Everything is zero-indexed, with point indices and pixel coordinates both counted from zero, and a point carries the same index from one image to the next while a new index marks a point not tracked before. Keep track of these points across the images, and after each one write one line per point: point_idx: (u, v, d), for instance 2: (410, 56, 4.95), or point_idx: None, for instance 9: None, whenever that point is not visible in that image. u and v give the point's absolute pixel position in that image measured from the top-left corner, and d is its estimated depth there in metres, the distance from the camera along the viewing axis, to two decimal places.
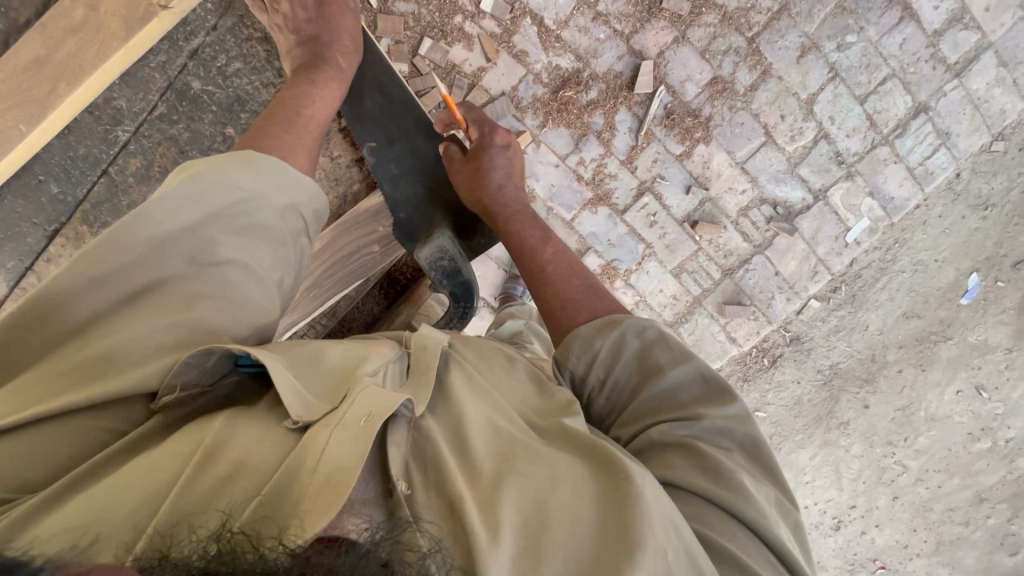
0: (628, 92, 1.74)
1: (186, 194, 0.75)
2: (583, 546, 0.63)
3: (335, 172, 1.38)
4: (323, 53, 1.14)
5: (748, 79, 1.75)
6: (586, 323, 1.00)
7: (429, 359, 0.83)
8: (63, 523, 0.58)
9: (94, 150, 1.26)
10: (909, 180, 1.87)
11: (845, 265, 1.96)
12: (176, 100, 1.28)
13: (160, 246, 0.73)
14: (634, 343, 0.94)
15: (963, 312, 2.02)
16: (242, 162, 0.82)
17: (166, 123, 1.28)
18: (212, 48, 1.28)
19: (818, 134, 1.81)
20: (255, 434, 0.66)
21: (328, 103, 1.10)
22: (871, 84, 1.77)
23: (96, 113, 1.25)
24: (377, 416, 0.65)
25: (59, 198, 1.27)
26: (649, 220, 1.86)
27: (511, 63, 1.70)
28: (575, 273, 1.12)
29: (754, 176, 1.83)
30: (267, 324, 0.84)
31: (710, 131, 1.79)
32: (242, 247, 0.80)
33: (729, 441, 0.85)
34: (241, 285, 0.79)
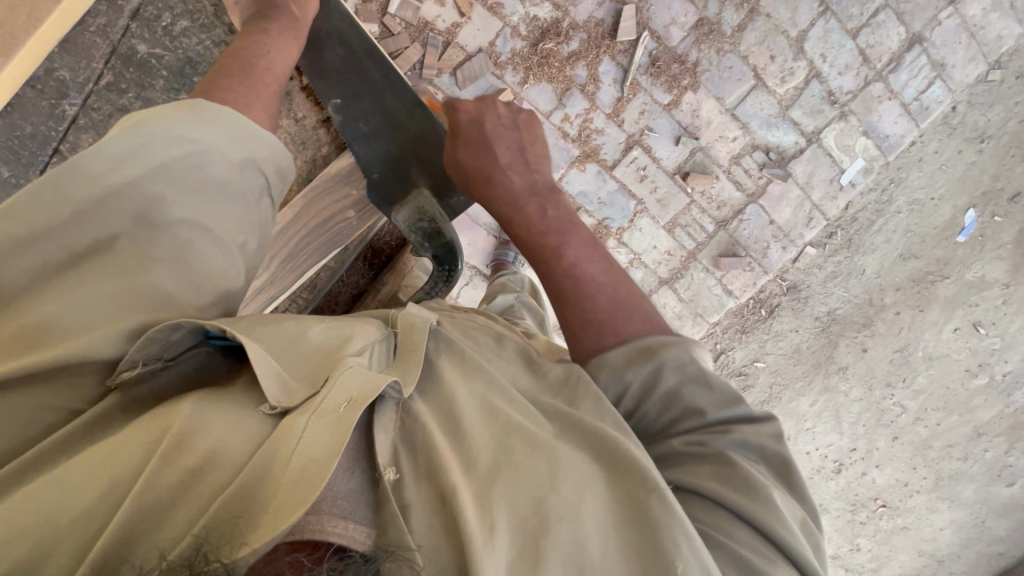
0: (611, 41, 1.66)
1: (129, 147, 0.71)
2: (586, 543, 0.61)
3: (301, 135, 1.33)
4: (273, 2, 1.07)
5: (735, 19, 1.67)
6: (614, 350, 0.82)
7: (417, 340, 0.79)
8: (18, 514, 0.54)
9: (42, 128, 1.18)
10: (905, 117, 1.81)
11: (841, 209, 1.92)
12: (122, 66, 1.20)
13: (105, 203, 0.69)
14: (673, 378, 0.79)
15: (960, 250, 2.00)
16: (190, 111, 0.77)
17: (114, 93, 1.20)
18: (154, 6, 1.20)
19: (810, 74, 1.74)
20: (230, 420, 0.63)
21: (286, 56, 1.03)
22: (863, 17, 1.70)
23: (39, 87, 1.17)
24: (358, 402, 0.62)
25: (11, 182, 1.17)
26: (639, 175, 1.81)
27: (486, 17, 1.62)
28: (604, 284, 0.89)
29: (745, 123, 1.78)
30: (232, 290, 0.79)
31: (698, 77, 1.72)
32: (197, 206, 0.75)
33: (760, 460, 0.76)
34: (196, 248, 0.74)
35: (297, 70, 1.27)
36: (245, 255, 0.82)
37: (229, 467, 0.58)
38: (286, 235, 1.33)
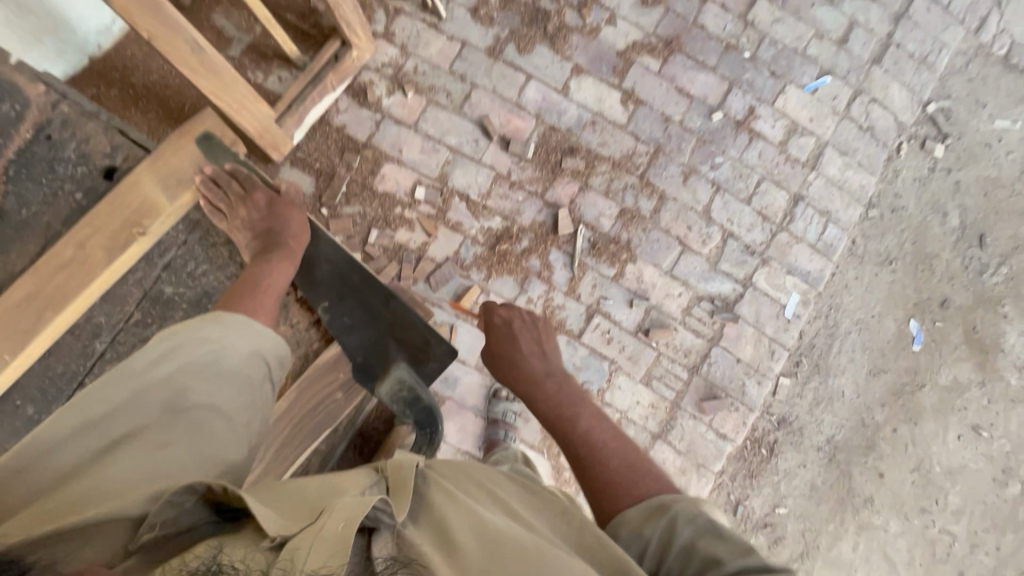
0: (554, 236, 2.00)
1: (161, 354, 0.99)
2: None
3: (295, 336, 1.49)
4: (276, 241, 1.37)
5: (649, 204, 2.06)
6: (630, 507, 0.99)
7: (405, 478, 0.83)
8: None
9: (71, 366, 1.33)
10: (817, 255, 2.11)
11: (797, 339, 2.08)
12: (150, 305, 1.40)
13: (149, 398, 0.94)
14: (689, 530, 0.90)
15: (921, 357, 2.12)
16: (212, 321, 1.07)
17: (140, 328, 1.38)
18: (182, 257, 1.45)
19: (724, 235, 2.08)
20: (241, 552, 0.63)
21: (281, 276, 1.30)
22: (749, 188, 2.12)
23: (76, 332, 1.34)
24: (354, 518, 0.66)
25: (33, 420, 1.29)
26: (605, 338, 1.98)
27: (449, 234, 1.97)
28: (616, 449, 1.15)
29: (685, 280, 2.04)
30: (235, 460, 0.94)
31: (633, 251, 2.04)
32: (213, 390, 0.99)
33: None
34: (210, 423, 0.95)
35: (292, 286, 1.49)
36: (250, 432, 1.01)
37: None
38: (280, 422, 1.39)
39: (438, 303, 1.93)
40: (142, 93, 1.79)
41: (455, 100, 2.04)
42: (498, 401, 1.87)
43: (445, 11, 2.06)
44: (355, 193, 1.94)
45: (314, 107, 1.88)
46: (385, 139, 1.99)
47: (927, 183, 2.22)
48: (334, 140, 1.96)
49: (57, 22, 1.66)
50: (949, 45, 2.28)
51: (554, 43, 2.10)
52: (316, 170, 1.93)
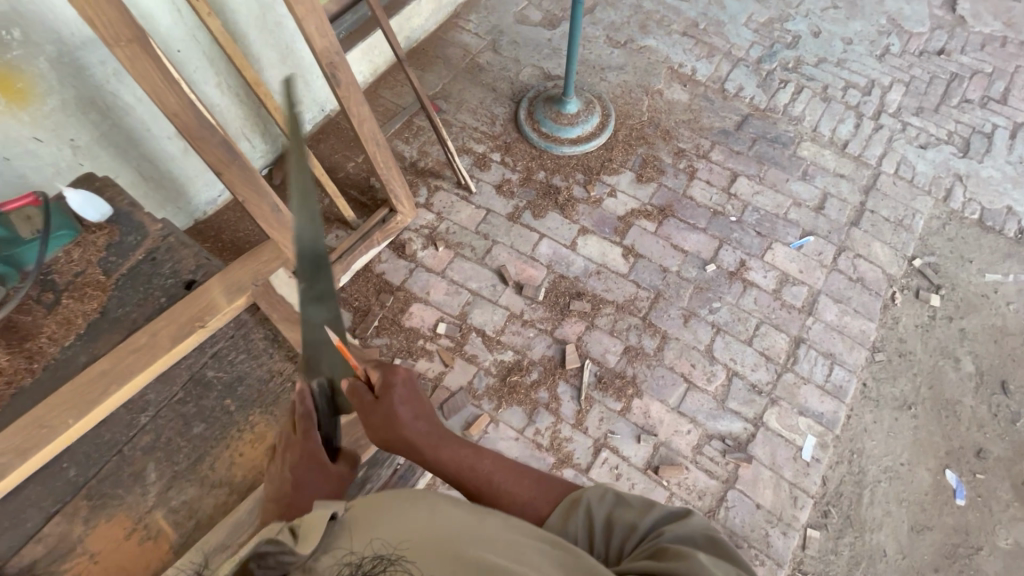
0: (562, 369, 2.14)
1: None
2: None
3: None
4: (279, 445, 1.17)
5: (653, 343, 2.21)
6: (551, 516, 1.01)
7: (319, 521, 0.75)
8: None
9: (115, 435, 1.26)
10: (827, 396, 2.12)
11: (820, 485, 1.97)
12: (192, 385, 1.34)
13: None
14: (600, 508, 0.99)
15: (969, 514, 1.93)
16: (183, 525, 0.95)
17: (180, 404, 1.31)
18: (228, 346, 1.40)
19: (729, 373, 2.15)
20: None
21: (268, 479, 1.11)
22: (749, 330, 2.24)
23: (129, 406, 1.29)
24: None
25: (72, 481, 1.21)
26: (613, 473, 1.96)
27: (465, 364, 2.15)
28: (514, 476, 1.10)
29: (693, 416, 2.06)
30: None
31: (639, 386, 2.12)
32: None
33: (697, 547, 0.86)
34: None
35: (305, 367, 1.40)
36: None
37: None
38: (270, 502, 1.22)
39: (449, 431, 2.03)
40: (229, 245, 2.30)
41: (478, 253, 2.40)
42: None
43: (475, 187, 2.55)
44: (384, 327, 2.21)
45: (360, 257, 2.27)
46: (416, 283, 2.32)
47: (930, 330, 2.28)
48: (373, 283, 2.31)
49: (186, 190, 2.22)
50: (922, 211, 2.55)
51: (564, 210, 2.51)
52: (354, 307, 2.25)
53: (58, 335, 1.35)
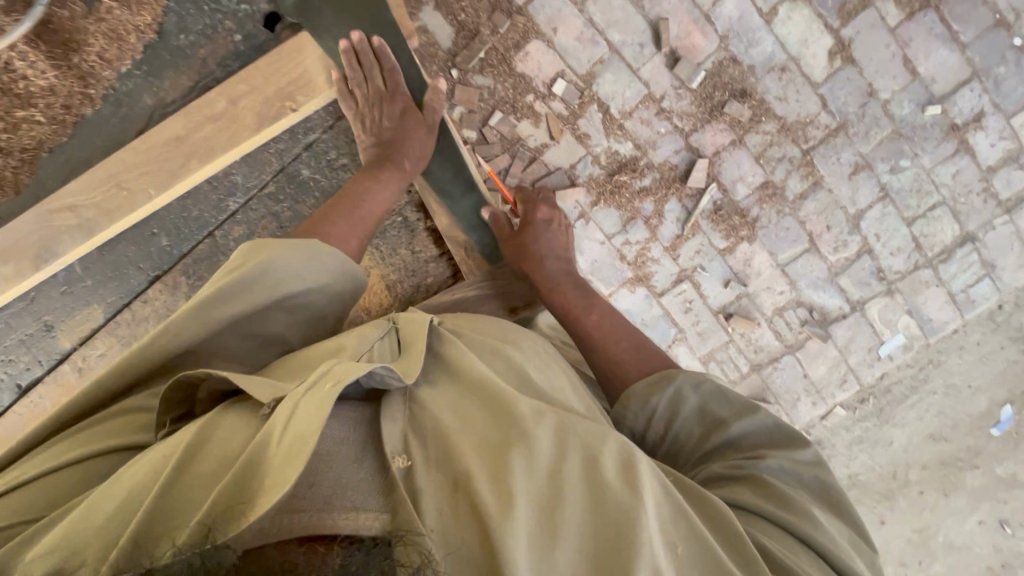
0: (680, 185, 1.81)
1: (243, 286, 0.80)
2: (579, 475, 0.66)
3: (413, 263, 1.36)
4: (390, 154, 1.22)
5: (798, 187, 1.81)
6: (638, 381, 0.96)
7: (419, 329, 0.84)
8: (176, 523, 0.55)
9: (205, 213, 1.31)
10: (950, 305, 1.88)
11: (876, 378, 1.94)
12: (285, 182, 1.33)
13: (210, 323, 0.77)
14: (693, 396, 0.91)
15: (993, 443, 1.95)
16: (293, 246, 0.86)
17: (272, 201, 1.33)
18: (324, 143, 1.34)
19: (862, 249, 1.84)
20: (238, 423, 0.65)
21: (387, 198, 1.16)
22: (920, 208, 1.82)
23: (214, 184, 1.30)
24: (343, 380, 0.64)
25: (167, 250, 1.31)
26: (684, 306, 1.90)
27: (573, 143, 1.80)
28: (619, 332, 1.10)
29: (794, 280, 1.87)
30: (300, 307, 0.86)
31: (755, 231, 1.84)
32: (291, 273, 0.84)
33: (797, 483, 0.81)
34: (305, 304, 0.87)
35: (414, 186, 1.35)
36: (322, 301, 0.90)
37: (227, 458, 0.61)
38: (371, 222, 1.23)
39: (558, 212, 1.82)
40: None
41: None
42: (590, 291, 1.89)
43: None
44: (491, 64, 1.74)
45: None
46: (543, 10, 1.71)
47: None
48: None
49: None
50: None
51: None
52: (460, 22, 1.70)
53: (112, 56, 1.23)
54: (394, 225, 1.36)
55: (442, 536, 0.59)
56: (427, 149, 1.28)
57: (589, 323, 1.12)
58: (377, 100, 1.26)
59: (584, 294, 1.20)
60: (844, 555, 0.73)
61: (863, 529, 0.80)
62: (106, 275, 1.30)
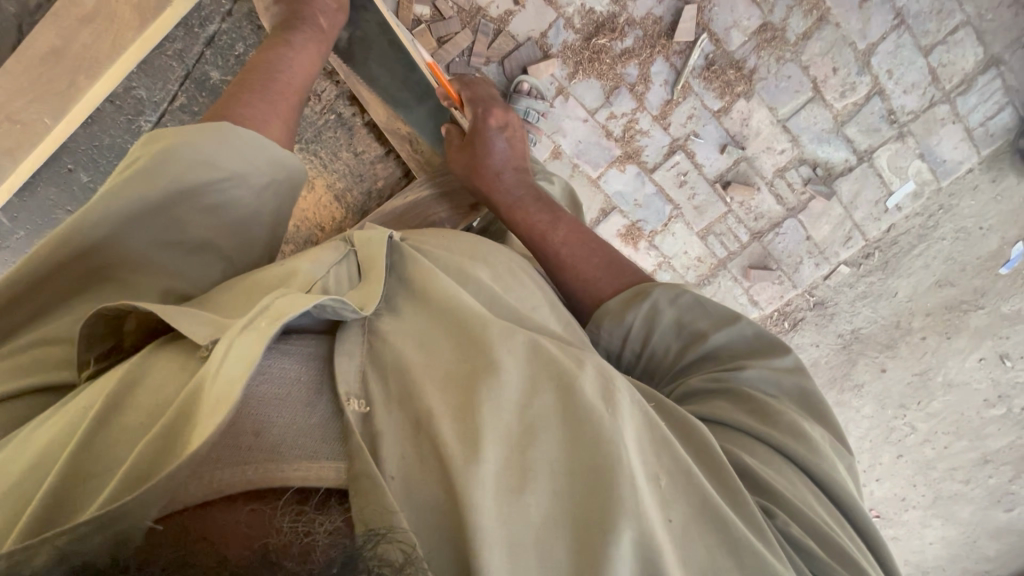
0: (667, 41, 1.61)
1: (159, 169, 0.68)
2: (552, 407, 0.62)
3: (359, 168, 1.20)
4: (299, 14, 0.96)
5: (802, 26, 1.59)
6: (612, 298, 0.92)
7: (377, 252, 0.77)
8: (91, 477, 0.50)
9: (120, 140, 1.11)
10: (966, 143, 1.73)
11: (882, 231, 1.86)
12: (196, 90, 1.12)
13: (121, 213, 0.66)
14: (669, 311, 0.87)
15: (1001, 282, 1.90)
16: (216, 134, 0.73)
17: (187, 114, 1.12)
18: (228, 35, 1.12)
19: (873, 90, 1.67)
20: (172, 366, 0.59)
21: (309, 67, 0.93)
22: (940, 33, 1.60)
23: (117, 103, 1.10)
24: (282, 317, 0.56)
25: (90, 187, 1.12)
26: (679, 179, 1.78)
27: (541, 6, 1.58)
28: (587, 248, 1.00)
29: (796, 136, 1.72)
30: (237, 222, 0.77)
31: (753, 85, 1.66)
32: (216, 162, 0.72)
33: (776, 391, 0.78)
34: (228, 200, 0.74)
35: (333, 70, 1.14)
36: (255, 207, 0.79)
37: (160, 409, 0.55)
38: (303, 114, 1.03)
39: (534, 90, 1.60)
40: None
41: None
42: (577, 178, 1.77)
43: None
44: None
45: None
46: None
47: None
48: None
49: None
50: None
51: None
52: None
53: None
54: (327, 125, 1.17)
55: (409, 481, 0.56)
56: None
57: (554, 241, 1.02)
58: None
59: (549, 208, 1.06)
60: (823, 462, 0.71)
61: (840, 429, 0.78)
62: (36, 224, 1.12)
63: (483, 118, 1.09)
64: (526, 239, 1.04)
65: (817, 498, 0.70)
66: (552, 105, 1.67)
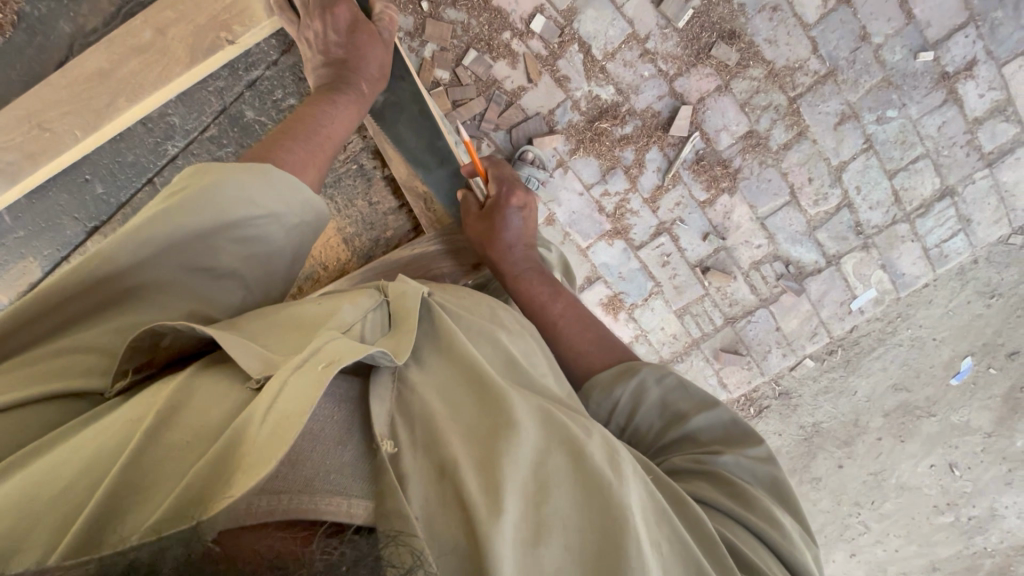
0: (662, 133, 1.74)
1: (202, 201, 0.70)
2: (566, 467, 0.65)
3: (370, 216, 1.24)
4: (345, 78, 1.02)
5: (783, 137, 1.76)
6: (602, 371, 0.97)
7: (410, 307, 0.81)
8: (139, 489, 0.53)
9: (142, 159, 1.14)
10: (923, 260, 1.89)
11: (846, 331, 1.97)
12: (228, 125, 1.16)
13: (161, 241, 0.68)
14: (655, 390, 0.92)
15: (951, 392, 2.01)
16: (256, 176, 0.75)
17: (214, 146, 1.15)
18: (269, 81, 1.16)
19: (843, 202, 1.82)
20: (217, 390, 0.64)
21: (347, 122, 0.99)
22: (903, 160, 1.78)
23: (149, 125, 1.14)
24: (337, 362, 0.62)
25: (102, 198, 1.14)
26: (662, 259, 1.87)
27: (551, 86, 1.71)
28: (584, 324, 1.08)
29: (772, 234, 1.85)
30: (269, 259, 0.80)
31: (736, 183, 1.80)
32: (254, 199, 0.74)
33: (752, 478, 0.82)
34: (258, 235, 0.76)
35: (363, 127, 1.21)
36: (285, 245, 0.81)
37: (204, 434, 0.58)
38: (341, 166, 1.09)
39: (536, 160, 1.72)
40: None
41: None
42: (569, 246, 1.85)
43: None
44: None
45: None
46: None
47: None
48: None
49: None
50: None
51: None
52: None
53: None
54: (348, 173, 1.23)
55: (431, 525, 0.59)
56: (385, 67, 1.07)
57: (554, 312, 1.09)
58: (319, 5, 1.02)
59: (552, 283, 1.14)
60: (797, 552, 0.74)
61: (809, 523, 0.81)
62: (38, 227, 1.14)
63: (505, 196, 1.17)
64: (528, 307, 1.10)
65: None
66: (552, 176, 1.78)
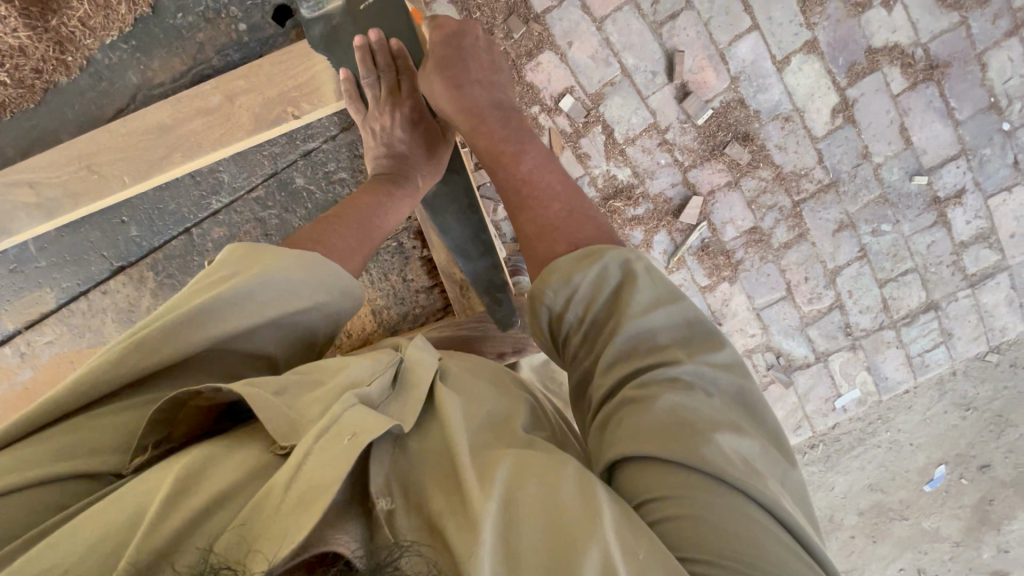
0: (672, 218, 1.82)
1: (249, 293, 0.74)
2: (537, 501, 0.61)
3: (401, 292, 1.30)
4: (398, 174, 1.11)
5: (785, 236, 1.84)
6: (564, 256, 0.86)
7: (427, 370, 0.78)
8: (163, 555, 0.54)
9: (184, 209, 1.27)
10: (906, 367, 1.96)
11: (828, 427, 2.01)
12: (276, 188, 1.27)
13: (206, 333, 0.70)
14: (617, 279, 0.81)
15: (924, 497, 2.05)
16: (300, 266, 0.80)
17: (259, 206, 1.27)
18: (324, 154, 1.27)
19: (835, 303, 1.90)
20: (235, 460, 0.63)
21: (398, 215, 1.06)
22: (894, 271, 1.88)
23: (197, 179, 1.26)
24: (362, 437, 0.61)
25: (135, 241, 1.27)
26: None
27: (572, 161, 1.78)
28: (560, 196, 0.97)
29: (767, 325, 1.91)
30: (305, 344, 0.82)
31: (737, 273, 1.87)
32: (295, 288, 0.78)
33: (713, 391, 0.73)
34: (297, 323, 0.79)
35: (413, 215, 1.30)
36: (321, 331, 0.83)
37: (221, 501, 0.58)
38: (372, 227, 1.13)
39: None
40: None
41: (659, 14, 1.71)
42: None
43: None
44: None
45: None
46: (560, 23, 1.71)
47: None
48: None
49: None
50: None
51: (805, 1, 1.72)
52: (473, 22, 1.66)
53: (96, 25, 1.17)
54: (386, 250, 1.30)
55: None
56: (441, 166, 1.18)
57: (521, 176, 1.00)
58: (388, 102, 1.14)
59: (523, 139, 1.05)
60: (764, 480, 0.66)
61: (771, 428, 0.73)
62: (64, 258, 1.26)
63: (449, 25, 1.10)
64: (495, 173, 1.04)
65: (772, 531, 0.64)
66: None
